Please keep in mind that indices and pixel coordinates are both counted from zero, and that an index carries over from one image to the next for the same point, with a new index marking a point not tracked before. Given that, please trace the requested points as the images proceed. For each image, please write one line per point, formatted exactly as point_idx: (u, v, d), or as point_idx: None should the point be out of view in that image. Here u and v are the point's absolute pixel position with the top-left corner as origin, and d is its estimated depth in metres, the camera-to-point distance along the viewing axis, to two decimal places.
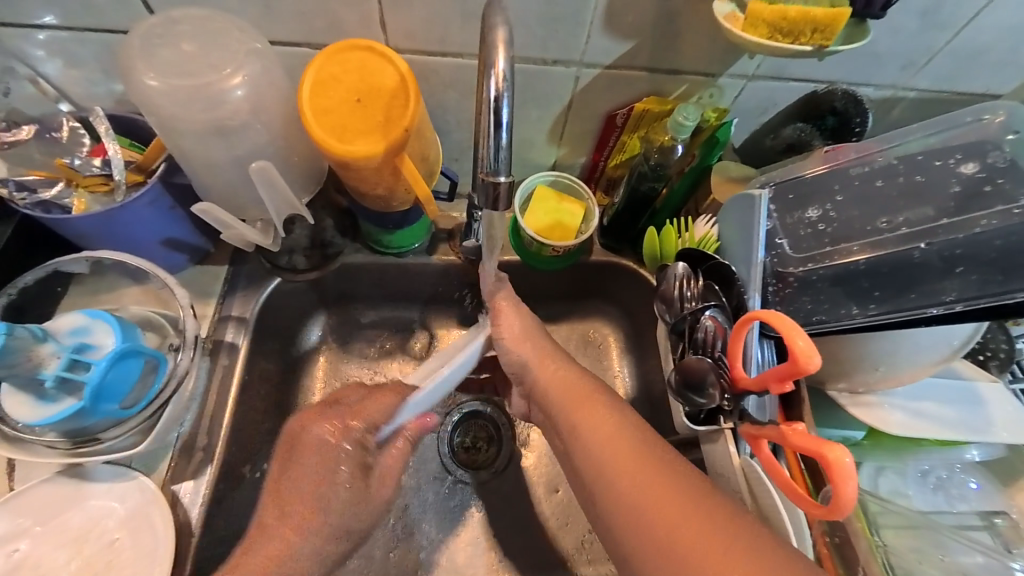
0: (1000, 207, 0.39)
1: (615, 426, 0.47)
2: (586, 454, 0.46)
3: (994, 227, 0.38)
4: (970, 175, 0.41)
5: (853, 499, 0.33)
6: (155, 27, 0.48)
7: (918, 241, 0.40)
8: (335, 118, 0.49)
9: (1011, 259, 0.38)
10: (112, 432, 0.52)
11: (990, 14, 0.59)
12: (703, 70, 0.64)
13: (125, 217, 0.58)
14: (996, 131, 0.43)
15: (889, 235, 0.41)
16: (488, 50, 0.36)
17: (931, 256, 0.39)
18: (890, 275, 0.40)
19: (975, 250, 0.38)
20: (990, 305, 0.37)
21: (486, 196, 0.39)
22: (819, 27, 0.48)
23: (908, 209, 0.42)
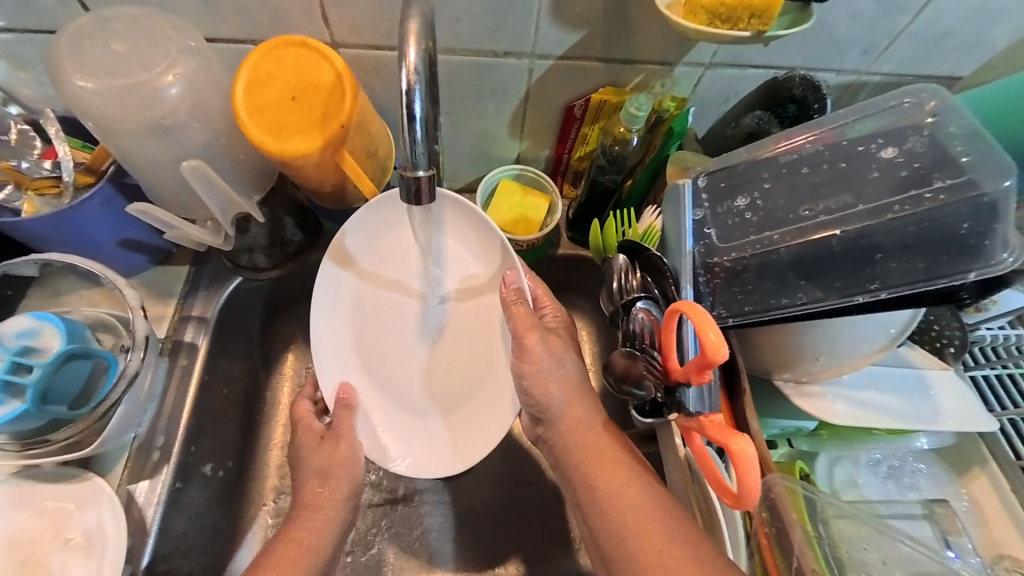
0: (917, 192, 0.39)
1: (634, 476, 0.47)
2: (602, 512, 0.45)
3: (909, 213, 0.38)
4: (891, 160, 0.41)
5: (757, 489, 0.34)
6: (88, 27, 0.48)
7: (836, 228, 0.40)
8: (271, 116, 0.48)
9: (931, 245, 0.37)
10: (63, 434, 0.52)
11: None
12: (660, 58, 0.63)
13: (76, 219, 0.58)
14: (925, 115, 0.42)
15: (812, 223, 0.41)
16: (403, 42, 0.37)
17: (855, 244, 0.39)
18: (816, 263, 0.40)
19: (895, 238, 0.38)
20: (912, 292, 0.37)
21: (408, 190, 0.41)
22: (758, 12, 0.47)
23: (832, 196, 0.41)
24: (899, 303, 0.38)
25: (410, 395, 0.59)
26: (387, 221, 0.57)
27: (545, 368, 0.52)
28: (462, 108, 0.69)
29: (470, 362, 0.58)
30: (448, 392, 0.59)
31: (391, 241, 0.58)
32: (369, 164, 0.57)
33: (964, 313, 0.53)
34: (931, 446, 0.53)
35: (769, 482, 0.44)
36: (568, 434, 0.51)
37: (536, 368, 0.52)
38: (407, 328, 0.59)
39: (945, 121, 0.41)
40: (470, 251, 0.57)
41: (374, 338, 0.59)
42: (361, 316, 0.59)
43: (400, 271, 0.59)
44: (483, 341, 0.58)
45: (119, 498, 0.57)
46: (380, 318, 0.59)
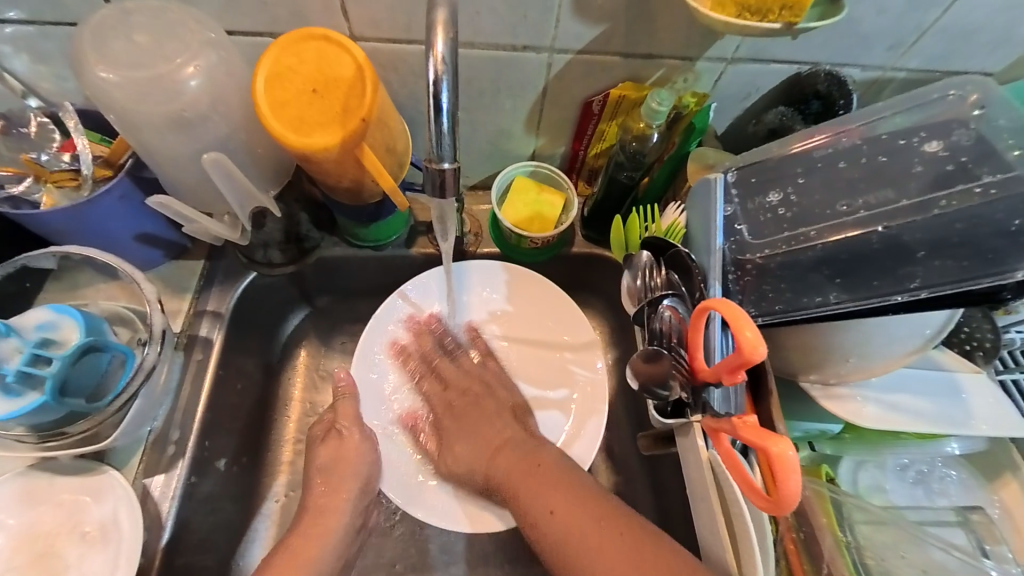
0: (964, 187, 0.38)
1: (567, 498, 0.54)
2: (557, 553, 0.52)
3: (955, 209, 0.37)
4: (934, 154, 0.40)
5: (797, 493, 0.33)
6: (110, 19, 0.47)
7: (876, 225, 0.39)
8: (292, 110, 0.48)
9: (979, 242, 0.36)
10: (81, 427, 0.51)
11: None
12: (680, 54, 0.62)
13: (94, 212, 0.58)
14: (969, 108, 0.41)
15: (851, 219, 0.40)
16: (430, 32, 0.36)
17: (897, 240, 0.38)
18: (851, 261, 0.39)
19: (940, 235, 0.37)
20: (954, 293, 0.35)
21: (433, 183, 0.40)
22: (789, 4, 0.45)
23: (873, 191, 0.40)
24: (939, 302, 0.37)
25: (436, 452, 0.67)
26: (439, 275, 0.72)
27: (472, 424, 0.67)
28: (479, 104, 0.68)
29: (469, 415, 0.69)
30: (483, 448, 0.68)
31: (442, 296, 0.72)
32: (387, 160, 0.56)
33: (993, 315, 0.53)
34: (962, 452, 0.51)
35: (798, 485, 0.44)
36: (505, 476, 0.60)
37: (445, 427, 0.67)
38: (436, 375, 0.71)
39: (993, 113, 0.40)
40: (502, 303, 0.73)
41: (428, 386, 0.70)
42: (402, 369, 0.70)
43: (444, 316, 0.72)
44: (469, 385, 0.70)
45: (135, 492, 0.57)
46: (434, 364, 0.71)
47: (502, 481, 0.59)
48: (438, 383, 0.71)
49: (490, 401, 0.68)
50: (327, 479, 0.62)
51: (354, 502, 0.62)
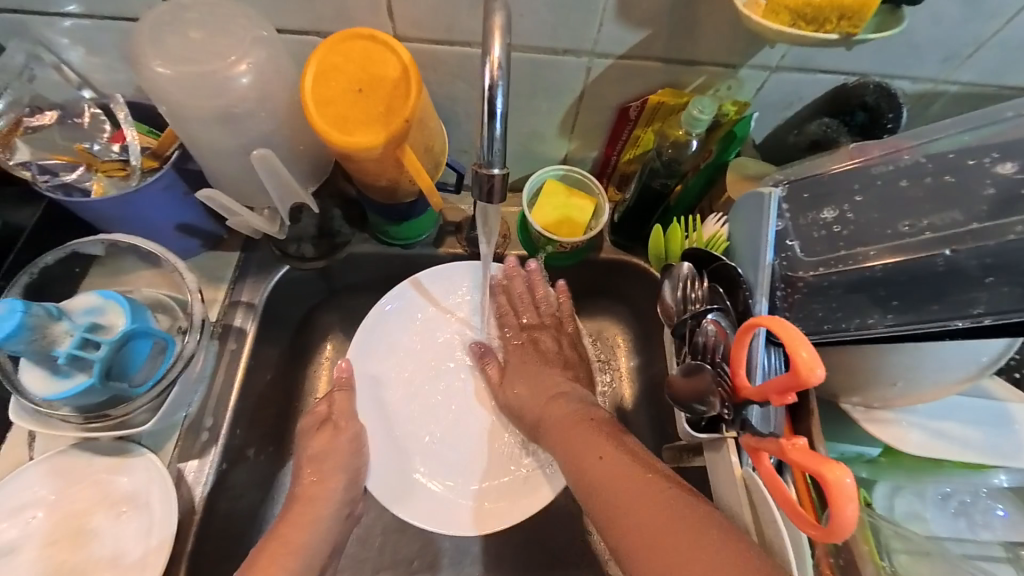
0: None
1: (601, 450, 0.52)
2: (580, 459, 0.52)
3: None
4: (1007, 175, 0.38)
5: (852, 522, 0.32)
6: (167, 15, 0.49)
7: (943, 247, 0.36)
8: (338, 109, 0.49)
9: None
10: (123, 409, 0.53)
11: None
12: (723, 61, 0.61)
13: (141, 201, 0.60)
14: None
15: (913, 240, 0.38)
16: (485, 36, 0.36)
17: (961, 265, 0.36)
18: (911, 283, 0.37)
19: (1012, 259, 0.35)
20: (1020, 321, 0.34)
21: (480, 188, 0.40)
22: (847, 14, 0.44)
23: (936, 212, 0.38)
24: (1003, 329, 0.35)
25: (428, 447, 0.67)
26: (455, 274, 0.72)
27: (517, 359, 0.70)
28: (515, 106, 0.68)
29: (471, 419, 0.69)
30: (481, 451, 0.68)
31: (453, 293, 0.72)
32: (425, 160, 0.56)
33: None
34: (1009, 484, 0.49)
35: None
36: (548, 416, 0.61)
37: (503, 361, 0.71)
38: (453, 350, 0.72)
39: None
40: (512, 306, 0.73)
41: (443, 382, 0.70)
42: (398, 356, 0.70)
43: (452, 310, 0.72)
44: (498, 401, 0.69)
45: (170, 475, 0.58)
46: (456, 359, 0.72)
47: (555, 428, 0.58)
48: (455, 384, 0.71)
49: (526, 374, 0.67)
50: (318, 469, 0.61)
51: (344, 492, 0.61)
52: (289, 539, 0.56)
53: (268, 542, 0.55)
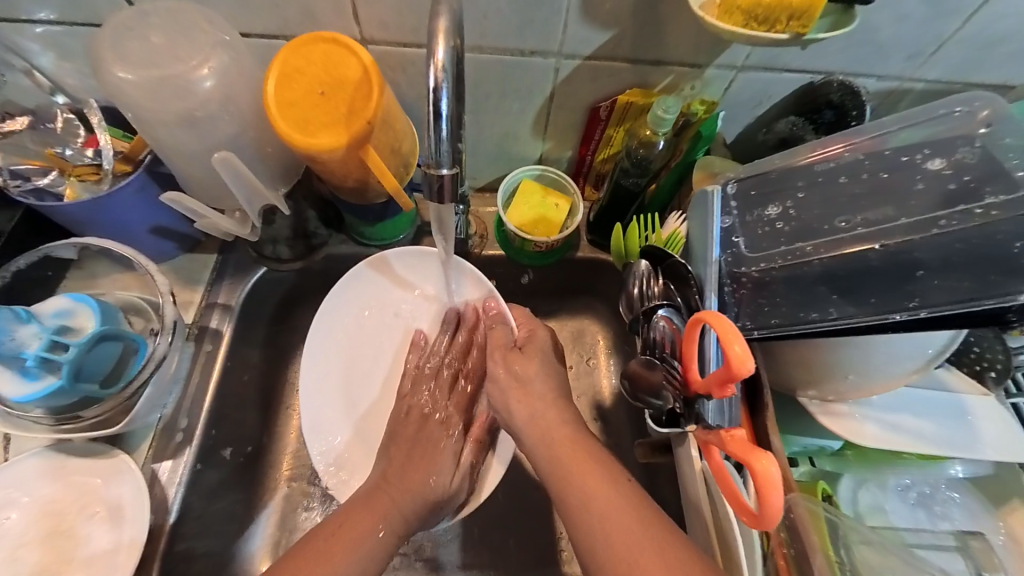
0: (964, 207, 0.37)
1: (613, 492, 0.46)
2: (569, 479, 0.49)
3: (956, 228, 0.36)
4: (937, 171, 0.39)
5: (779, 511, 0.33)
6: (131, 21, 0.49)
7: (876, 241, 0.38)
8: (300, 112, 0.49)
9: (980, 262, 0.35)
10: (92, 410, 0.54)
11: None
12: (690, 60, 0.61)
13: (113, 204, 0.61)
14: (968, 128, 0.40)
15: (848, 236, 0.39)
16: (430, 39, 0.37)
17: (894, 259, 0.37)
18: (849, 278, 0.38)
19: (940, 253, 0.36)
20: (953, 313, 0.35)
21: (430, 187, 0.41)
22: (796, 14, 0.45)
23: (870, 208, 0.40)
24: (943, 319, 0.36)
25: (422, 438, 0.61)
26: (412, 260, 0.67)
27: (521, 363, 0.59)
28: (487, 107, 0.69)
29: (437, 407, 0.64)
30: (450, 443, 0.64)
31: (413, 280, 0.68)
32: (392, 161, 0.57)
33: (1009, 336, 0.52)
34: (965, 475, 0.50)
35: (789, 502, 0.42)
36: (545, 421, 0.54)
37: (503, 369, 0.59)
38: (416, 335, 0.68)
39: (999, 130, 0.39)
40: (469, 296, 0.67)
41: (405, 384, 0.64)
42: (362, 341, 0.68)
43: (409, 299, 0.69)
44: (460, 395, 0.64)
45: (144, 477, 0.59)
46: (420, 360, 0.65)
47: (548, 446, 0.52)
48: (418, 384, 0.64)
49: (532, 388, 0.57)
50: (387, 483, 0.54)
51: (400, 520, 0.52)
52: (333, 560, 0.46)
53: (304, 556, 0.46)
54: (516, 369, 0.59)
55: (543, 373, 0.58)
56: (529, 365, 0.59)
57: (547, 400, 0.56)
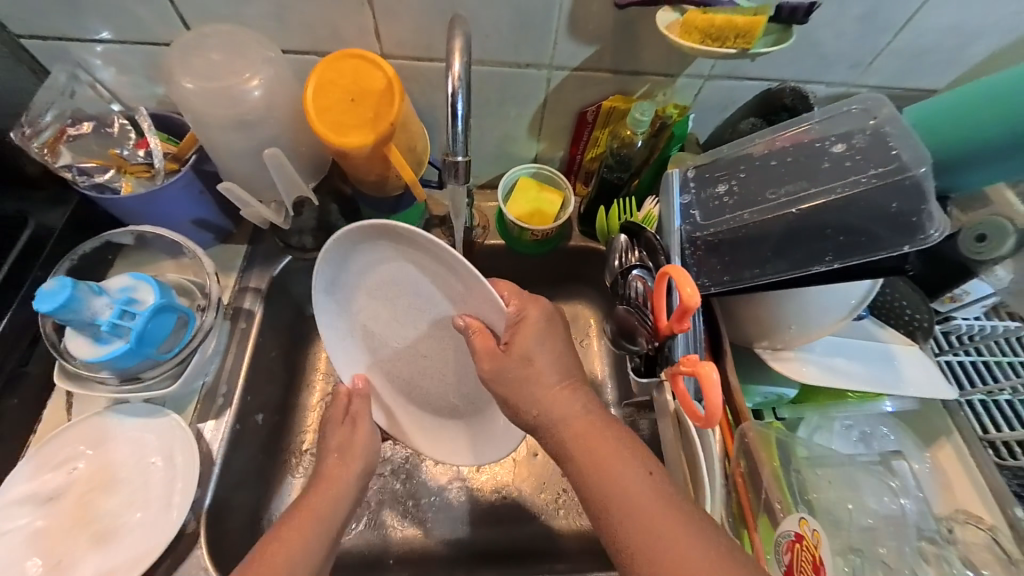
0: (854, 179, 0.46)
1: (634, 486, 0.45)
2: (590, 476, 0.46)
3: (848, 195, 0.45)
4: (841, 151, 0.48)
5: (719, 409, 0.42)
6: (192, 41, 0.59)
7: (793, 209, 0.47)
8: (334, 116, 0.59)
9: (870, 222, 0.44)
10: (151, 372, 0.63)
11: (925, 18, 0.65)
12: (664, 71, 0.72)
13: (164, 198, 0.70)
14: (866, 117, 0.49)
15: (775, 205, 0.48)
16: (448, 55, 0.47)
17: (807, 223, 0.46)
18: (775, 239, 0.47)
19: (841, 216, 0.45)
20: (854, 264, 0.44)
21: (449, 172, 0.51)
22: (742, 33, 0.55)
23: (790, 182, 0.49)
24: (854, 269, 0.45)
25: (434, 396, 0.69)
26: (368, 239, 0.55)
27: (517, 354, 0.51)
28: (489, 112, 0.79)
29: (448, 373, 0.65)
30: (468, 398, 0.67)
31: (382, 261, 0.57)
32: (409, 158, 0.66)
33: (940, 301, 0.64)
34: (894, 409, 0.58)
35: (743, 427, 0.50)
36: (558, 417, 0.50)
37: (503, 364, 0.52)
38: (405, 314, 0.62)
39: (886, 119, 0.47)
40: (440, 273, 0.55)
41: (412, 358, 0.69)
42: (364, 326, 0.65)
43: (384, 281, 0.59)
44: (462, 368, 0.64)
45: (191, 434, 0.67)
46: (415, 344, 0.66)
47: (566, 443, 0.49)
48: (420, 362, 0.67)
49: (532, 387, 0.51)
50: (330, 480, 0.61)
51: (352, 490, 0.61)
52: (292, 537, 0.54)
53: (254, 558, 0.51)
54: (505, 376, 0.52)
55: (540, 362, 0.52)
56: (516, 364, 0.52)
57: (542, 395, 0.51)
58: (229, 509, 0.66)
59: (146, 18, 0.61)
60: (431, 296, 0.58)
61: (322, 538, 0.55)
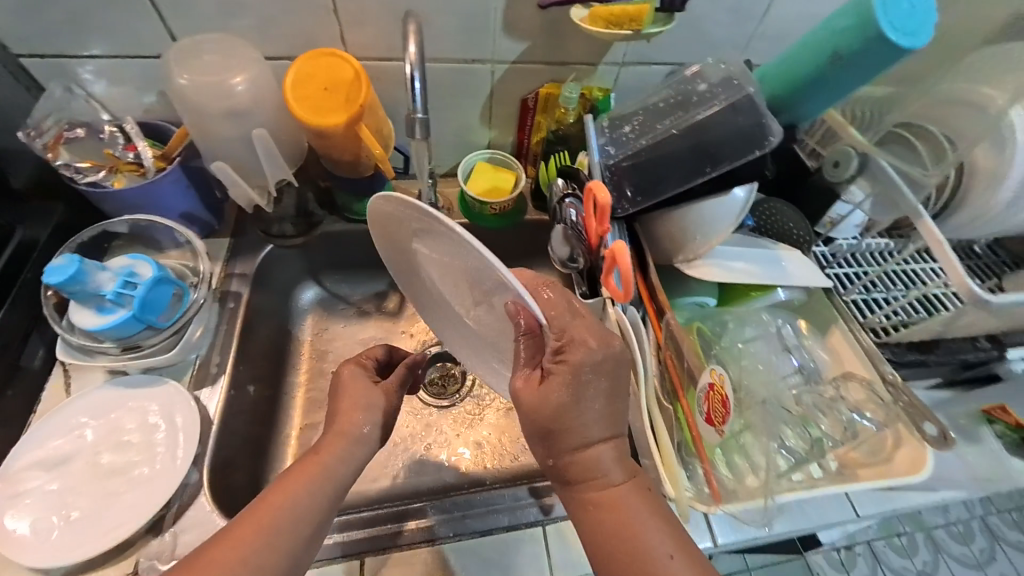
0: (719, 105, 0.60)
1: (641, 541, 0.47)
2: (603, 525, 0.48)
3: (715, 119, 0.60)
4: (706, 90, 0.62)
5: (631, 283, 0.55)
6: (183, 47, 0.68)
7: (680, 134, 0.61)
8: (311, 102, 0.69)
9: (731, 137, 0.58)
10: (151, 340, 0.69)
11: (780, 7, 0.83)
12: (587, 60, 0.87)
13: (156, 191, 0.77)
14: (720, 64, 0.64)
15: (667, 134, 0.61)
16: (406, 38, 0.58)
17: (691, 144, 0.60)
18: (669, 161, 0.61)
19: (710, 136, 0.59)
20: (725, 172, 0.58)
21: (410, 128, 0.60)
22: (634, 17, 0.71)
23: (675, 117, 0.62)
24: (727, 174, 0.59)
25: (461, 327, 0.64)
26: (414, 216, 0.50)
27: (557, 397, 0.47)
28: (445, 105, 0.91)
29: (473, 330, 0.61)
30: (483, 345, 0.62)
31: (421, 233, 0.52)
32: (377, 139, 0.77)
33: (821, 226, 0.79)
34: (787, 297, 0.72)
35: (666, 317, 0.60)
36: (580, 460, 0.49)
37: (551, 398, 0.47)
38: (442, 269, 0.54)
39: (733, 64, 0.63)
40: (483, 277, 0.49)
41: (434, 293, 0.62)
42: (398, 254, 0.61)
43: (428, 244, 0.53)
44: (485, 336, 0.59)
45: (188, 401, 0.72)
46: (440, 281, 0.58)
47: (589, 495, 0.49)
48: (439, 296, 0.62)
49: (570, 430, 0.48)
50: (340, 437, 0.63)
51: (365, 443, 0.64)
52: (284, 493, 0.54)
53: (243, 517, 0.52)
54: (548, 408, 0.47)
55: (586, 409, 0.47)
56: (562, 396, 0.47)
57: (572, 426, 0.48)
58: (230, 467, 0.71)
59: (140, 33, 0.71)
60: (455, 261, 0.51)
61: (329, 492, 0.57)
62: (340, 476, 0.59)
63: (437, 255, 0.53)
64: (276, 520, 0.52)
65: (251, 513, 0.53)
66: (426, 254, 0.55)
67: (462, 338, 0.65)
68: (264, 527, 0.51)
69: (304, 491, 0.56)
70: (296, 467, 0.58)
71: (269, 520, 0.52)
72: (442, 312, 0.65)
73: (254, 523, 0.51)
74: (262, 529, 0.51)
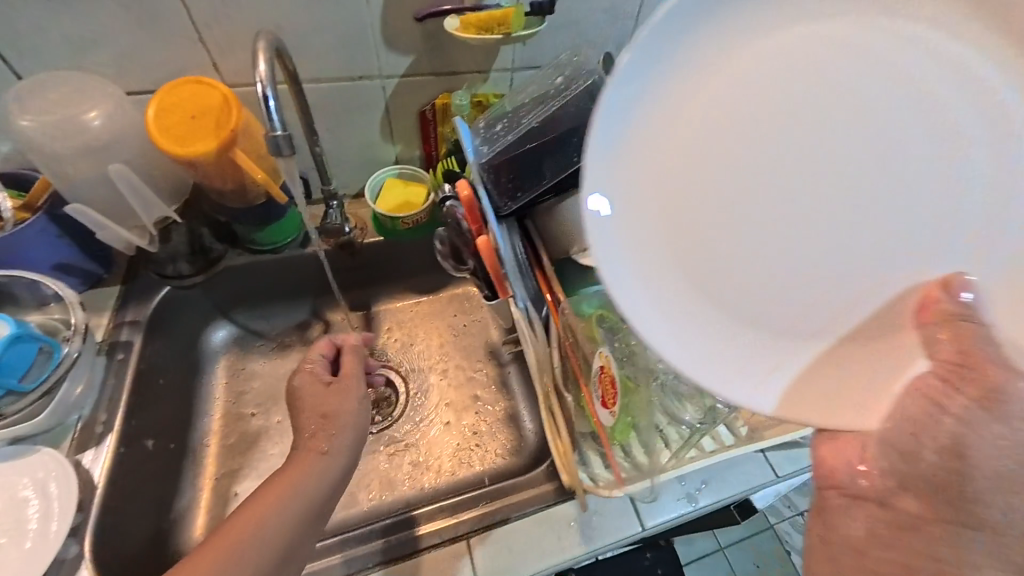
0: (576, 93, 0.65)
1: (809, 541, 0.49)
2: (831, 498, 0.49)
3: (576, 106, 0.64)
4: (560, 86, 0.69)
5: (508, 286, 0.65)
6: (27, 87, 0.64)
7: (548, 125, 0.64)
8: (177, 132, 0.66)
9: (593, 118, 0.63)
10: (14, 406, 0.63)
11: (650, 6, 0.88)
12: (476, 68, 0.88)
13: (16, 244, 0.71)
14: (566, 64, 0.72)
15: (538, 126, 0.64)
16: (256, 57, 0.57)
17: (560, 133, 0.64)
18: (544, 150, 0.63)
19: (575, 122, 0.63)
20: None
21: (270, 147, 0.58)
22: (502, 22, 0.73)
23: (540, 112, 0.67)
24: None
25: (686, 306, 0.44)
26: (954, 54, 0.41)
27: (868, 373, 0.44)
28: (342, 125, 0.90)
29: (766, 263, 0.43)
30: (692, 266, 0.43)
31: (921, 89, 0.42)
32: (260, 164, 0.75)
33: None
34: None
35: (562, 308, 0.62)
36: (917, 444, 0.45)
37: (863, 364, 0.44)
38: (843, 157, 0.43)
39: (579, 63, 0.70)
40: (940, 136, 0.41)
41: (654, 200, 0.43)
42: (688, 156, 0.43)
43: (873, 115, 0.42)
44: (747, 283, 0.44)
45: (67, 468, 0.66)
46: (726, 189, 0.43)
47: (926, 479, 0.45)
48: (655, 239, 0.43)
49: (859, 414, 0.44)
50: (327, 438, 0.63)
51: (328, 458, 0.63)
52: (240, 527, 0.55)
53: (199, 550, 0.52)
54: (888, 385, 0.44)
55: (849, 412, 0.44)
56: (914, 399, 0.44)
57: (1003, 398, 0.42)
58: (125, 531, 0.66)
59: None
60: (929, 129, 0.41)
61: (305, 501, 0.58)
62: (315, 494, 0.60)
63: (859, 79, 0.42)
64: (244, 547, 0.53)
65: (219, 533, 0.54)
66: (851, 88, 0.42)
67: (709, 307, 0.44)
68: (228, 552, 0.53)
69: (285, 508, 0.57)
70: (270, 483, 0.59)
71: (229, 540, 0.53)
72: (625, 247, 0.43)
73: (212, 546, 0.53)
74: (224, 555, 0.52)
